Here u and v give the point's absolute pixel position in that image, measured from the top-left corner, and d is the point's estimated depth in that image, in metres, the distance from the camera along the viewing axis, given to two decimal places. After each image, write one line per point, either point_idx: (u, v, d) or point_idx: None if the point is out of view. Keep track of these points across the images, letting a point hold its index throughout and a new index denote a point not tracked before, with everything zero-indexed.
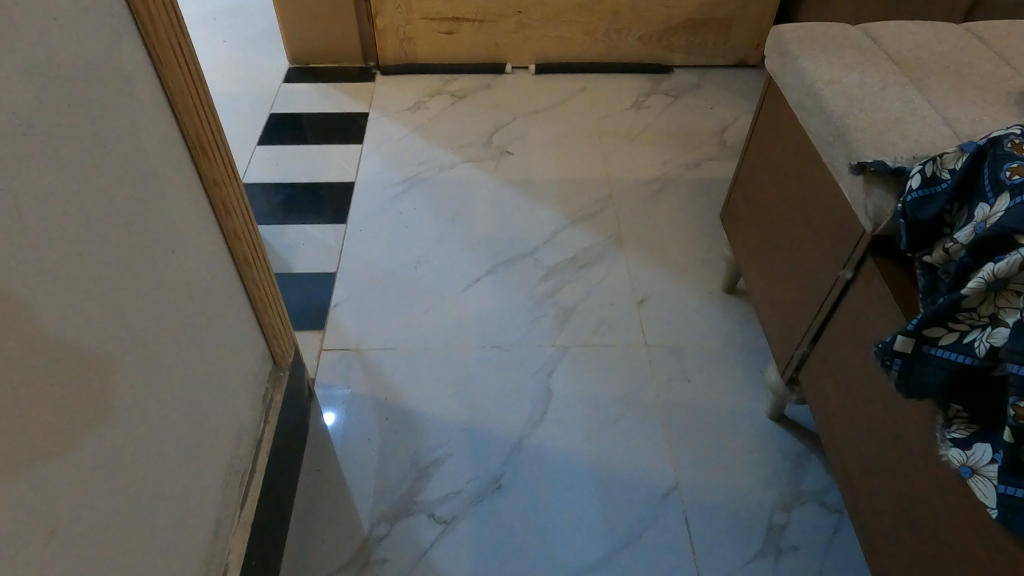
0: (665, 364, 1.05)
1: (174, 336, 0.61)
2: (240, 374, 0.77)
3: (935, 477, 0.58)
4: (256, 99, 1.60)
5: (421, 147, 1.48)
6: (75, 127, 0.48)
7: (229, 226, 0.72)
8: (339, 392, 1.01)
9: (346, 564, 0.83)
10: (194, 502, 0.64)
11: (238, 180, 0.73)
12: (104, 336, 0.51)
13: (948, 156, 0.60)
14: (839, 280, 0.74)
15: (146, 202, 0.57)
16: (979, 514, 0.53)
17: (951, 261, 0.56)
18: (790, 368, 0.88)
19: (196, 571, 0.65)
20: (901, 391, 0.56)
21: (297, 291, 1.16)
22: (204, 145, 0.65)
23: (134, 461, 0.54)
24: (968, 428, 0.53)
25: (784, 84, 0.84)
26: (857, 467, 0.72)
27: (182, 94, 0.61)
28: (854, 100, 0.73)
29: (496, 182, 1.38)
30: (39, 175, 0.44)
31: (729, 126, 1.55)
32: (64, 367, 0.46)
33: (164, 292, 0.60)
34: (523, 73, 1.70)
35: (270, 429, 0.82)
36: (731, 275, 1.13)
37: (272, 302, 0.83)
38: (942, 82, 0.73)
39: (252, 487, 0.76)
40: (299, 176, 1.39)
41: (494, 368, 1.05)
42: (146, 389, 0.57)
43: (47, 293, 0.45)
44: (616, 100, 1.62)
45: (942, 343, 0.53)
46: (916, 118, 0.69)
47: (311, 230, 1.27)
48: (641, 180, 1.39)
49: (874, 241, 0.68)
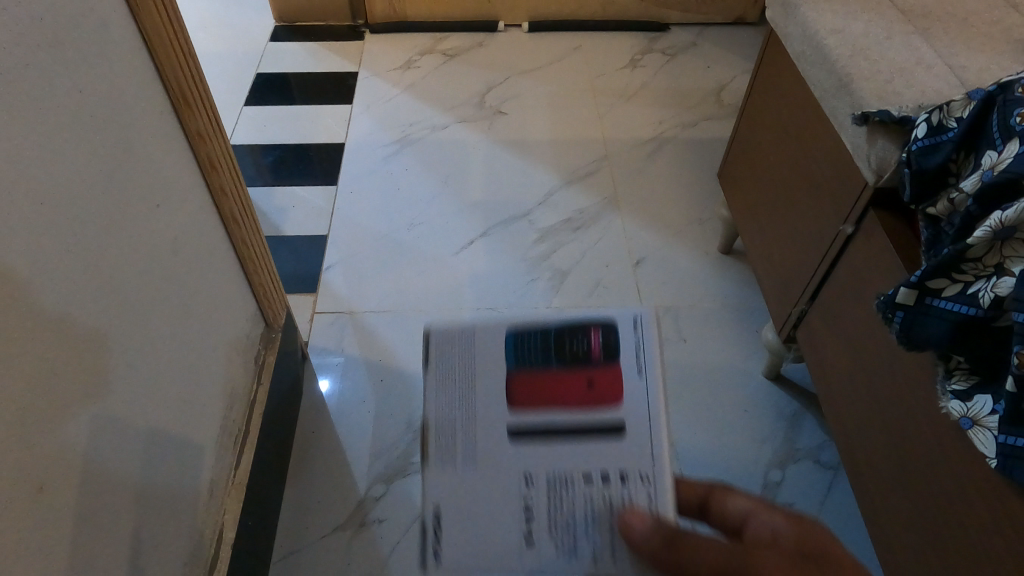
0: (661, 324, 1.05)
1: (162, 294, 0.60)
2: (231, 335, 0.75)
3: (933, 429, 0.58)
4: (241, 58, 1.55)
5: (412, 107, 1.44)
6: (49, 71, 0.46)
7: (215, 181, 0.70)
8: (333, 355, 1.00)
9: (342, 525, 0.83)
10: (188, 462, 0.64)
11: (223, 133, 0.70)
12: (89, 291, 0.50)
13: (956, 104, 0.58)
14: (840, 235, 0.73)
15: (127, 155, 0.55)
16: (977, 464, 0.53)
17: (957, 212, 0.55)
18: (787, 326, 0.88)
19: (191, 529, 0.64)
20: (901, 345, 0.56)
21: (288, 254, 1.14)
22: (187, 96, 0.63)
23: (123, 419, 0.53)
24: (969, 380, 0.53)
25: (786, 34, 0.81)
26: (855, 422, 0.72)
27: (161, 39, 0.58)
28: (858, 50, 0.70)
29: (489, 143, 1.36)
30: (12, 122, 0.42)
31: (726, 85, 1.52)
32: (48, 323, 0.45)
33: (150, 248, 0.58)
34: (516, 31, 1.66)
35: (263, 390, 0.81)
36: (728, 235, 1.12)
37: (262, 261, 0.81)
38: (948, 30, 0.71)
39: (246, 448, 0.76)
40: (288, 137, 1.36)
41: None
42: (133, 347, 0.55)
43: (26, 246, 0.43)
44: (611, 58, 1.58)
45: (945, 295, 0.52)
46: (921, 67, 0.67)
47: (301, 192, 1.25)
48: (637, 140, 1.37)
49: (876, 194, 0.67)
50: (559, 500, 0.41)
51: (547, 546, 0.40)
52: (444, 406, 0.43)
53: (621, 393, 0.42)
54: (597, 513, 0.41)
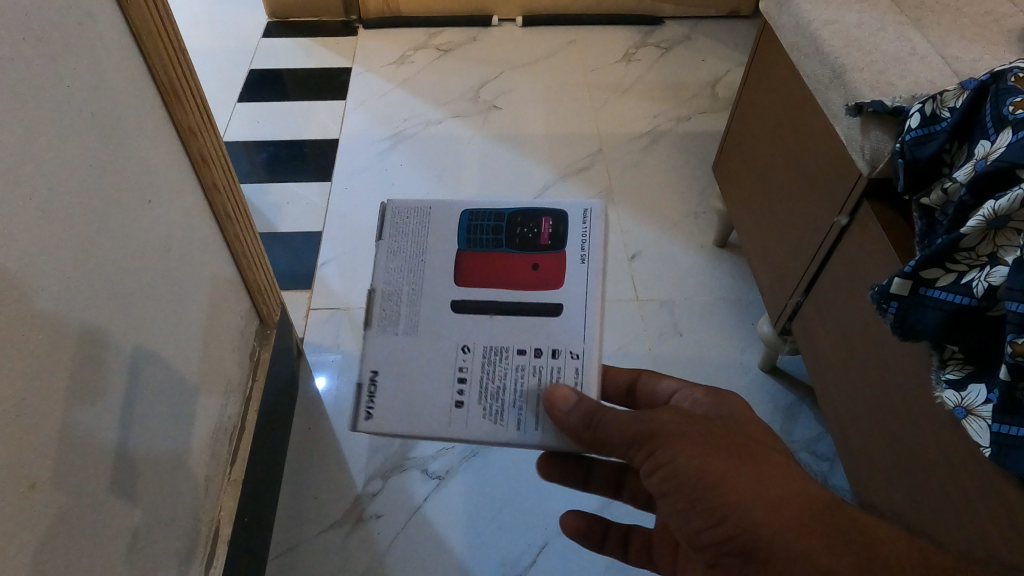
0: (657, 318, 1.05)
1: (155, 291, 0.60)
2: (226, 331, 0.75)
3: (928, 419, 0.58)
4: (234, 54, 1.55)
5: (407, 102, 1.44)
6: (38, 67, 0.45)
7: (208, 176, 0.69)
8: (329, 351, 1.00)
9: (340, 520, 0.83)
10: (183, 459, 0.64)
11: (215, 128, 0.70)
12: (81, 289, 0.49)
13: (949, 94, 0.58)
14: (835, 226, 0.73)
15: (118, 150, 0.55)
16: (971, 453, 0.53)
17: (950, 202, 0.55)
18: (783, 318, 0.88)
19: (187, 526, 0.64)
20: (895, 335, 0.56)
21: (283, 250, 1.14)
22: (178, 91, 0.63)
23: (116, 417, 0.53)
24: (964, 369, 0.53)
25: (779, 26, 0.81)
26: (851, 414, 0.72)
27: (151, 34, 0.58)
28: (852, 41, 0.70)
29: (484, 137, 1.35)
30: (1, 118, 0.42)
31: (720, 78, 1.51)
32: (41, 320, 0.45)
33: (143, 244, 0.58)
34: (510, 25, 1.66)
35: (259, 386, 0.81)
36: (723, 228, 1.12)
37: (255, 257, 0.81)
38: (942, 21, 0.71)
39: (242, 444, 0.75)
40: (281, 133, 1.35)
41: None
42: (126, 344, 0.55)
43: (16, 244, 0.43)
44: (606, 52, 1.58)
45: (940, 285, 0.52)
46: (915, 58, 0.67)
47: (295, 188, 1.24)
48: (631, 134, 1.37)
49: (871, 185, 0.67)
50: (492, 370, 0.47)
51: (476, 408, 0.47)
52: (392, 282, 0.50)
53: (560, 277, 0.49)
54: (525, 381, 0.47)
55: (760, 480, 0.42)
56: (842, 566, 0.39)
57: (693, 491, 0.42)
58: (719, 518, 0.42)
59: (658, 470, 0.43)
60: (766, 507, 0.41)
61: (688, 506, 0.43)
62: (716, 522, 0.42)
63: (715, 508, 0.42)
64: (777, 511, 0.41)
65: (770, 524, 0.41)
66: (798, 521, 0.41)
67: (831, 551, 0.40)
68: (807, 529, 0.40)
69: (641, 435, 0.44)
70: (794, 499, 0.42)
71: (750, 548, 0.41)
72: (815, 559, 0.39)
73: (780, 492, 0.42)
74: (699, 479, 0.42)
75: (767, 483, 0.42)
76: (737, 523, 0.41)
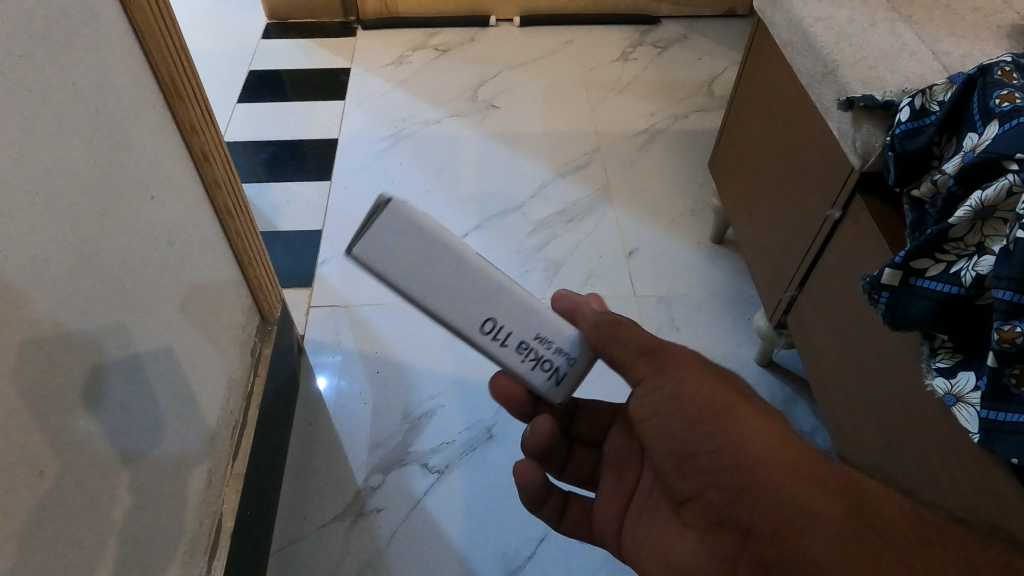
0: (655, 314, 1.06)
1: (157, 286, 0.61)
2: (227, 326, 0.76)
3: (921, 408, 0.59)
4: (233, 56, 1.56)
5: (405, 102, 1.45)
6: (42, 63, 0.46)
7: (209, 173, 0.70)
8: (328, 347, 1.01)
9: (340, 514, 0.84)
10: (185, 452, 0.65)
11: (215, 125, 0.71)
12: (84, 282, 0.50)
13: (938, 88, 0.59)
14: (828, 220, 0.74)
15: (121, 146, 0.56)
16: (962, 439, 0.54)
17: (940, 193, 0.56)
18: (779, 312, 0.89)
19: (189, 519, 0.65)
20: (887, 324, 0.56)
21: (283, 249, 1.15)
22: (179, 88, 0.64)
23: (118, 409, 0.54)
24: (953, 357, 0.54)
25: (773, 23, 0.82)
26: (846, 405, 0.73)
27: (152, 31, 0.59)
28: (844, 37, 0.71)
29: (483, 136, 1.36)
30: (6, 114, 0.43)
31: (717, 77, 1.52)
32: (44, 314, 0.46)
33: (145, 240, 0.59)
34: (508, 25, 1.67)
35: (260, 382, 0.81)
36: (720, 225, 1.13)
37: (256, 253, 0.82)
38: (932, 17, 0.72)
39: (244, 438, 0.76)
40: (281, 134, 1.36)
41: None
42: (130, 338, 0.56)
43: (20, 236, 0.44)
44: (603, 52, 1.59)
45: (929, 274, 0.53)
46: (905, 53, 0.68)
47: (295, 187, 1.25)
48: (628, 133, 1.38)
49: (862, 178, 0.68)
50: None
51: None
52: None
53: None
54: None
55: (755, 421, 0.46)
56: (830, 513, 0.41)
57: (692, 418, 0.47)
58: (717, 445, 0.46)
59: (658, 389, 0.48)
60: (767, 446, 0.45)
61: (689, 432, 0.47)
62: (712, 449, 0.46)
63: (716, 433, 0.46)
64: (773, 453, 0.44)
65: (766, 460, 0.44)
66: (793, 465, 0.44)
67: (822, 497, 0.42)
68: (804, 475, 0.43)
69: (658, 361, 0.48)
70: (792, 453, 0.44)
71: (745, 478, 0.44)
72: (800, 500, 0.42)
73: (777, 436, 0.45)
74: (696, 405, 0.47)
75: (763, 424, 0.46)
76: (731, 454, 0.45)
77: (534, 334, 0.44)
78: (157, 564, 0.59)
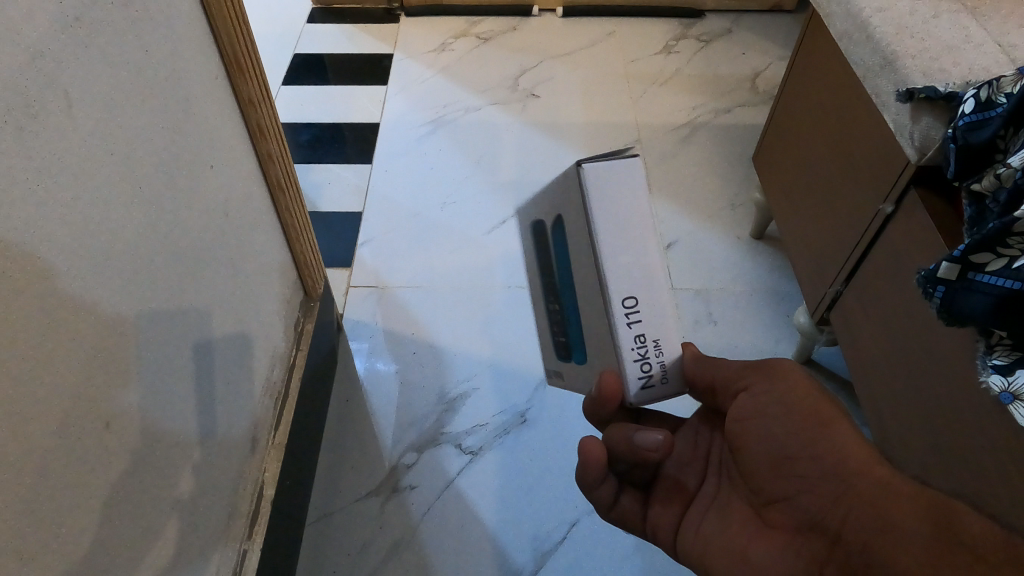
0: (692, 307, 1.05)
1: (212, 252, 0.62)
2: (274, 298, 0.78)
3: (975, 407, 0.58)
4: (279, 39, 1.58)
5: (445, 88, 1.46)
6: (117, 29, 0.48)
7: (264, 147, 0.72)
8: (366, 325, 1.03)
9: (374, 491, 0.85)
10: (232, 417, 0.66)
11: (271, 100, 0.72)
12: (148, 246, 0.52)
13: (1006, 80, 0.58)
14: (879, 214, 0.73)
15: (186, 115, 0.57)
16: (1017, 438, 0.53)
17: (1003, 187, 0.55)
18: (821, 308, 0.88)
19: (232, 484, 0.67)
20: (942, 320, 0.56)
21: (324, 228, 1.16)
22: (239, 62, 0.65)
23: (172, 370, 0.56)
24: (1011, 355, 0.52)
25: (828, 14, 0.81)
26: (890, 403, 0.72)
27: (218, 4, 0.60)
28: (904, 28, 0.70)
29: (523, 124, 1.37)
30: (83, 76, 0.44)
31: (761, 72, 1.50)
32: (112, 275, 0.48)
33: (202, 205, 0.60)
34: (550, 16, 1.66)
35: (302, 355, 0.83)
36: (761, 219, 1.12)
37: (302, 228, 0.83)
38: (999, 9, 0.70)
39: (286, 409, 0.78)
40: (324, 116, 1.38)
41: (481, 305, 1.06)
42: (185, 303, 0.57)
43: (92, 195, 0.45)
44: (645, 44, 1.58)
45: (989, 269, 0.52)
46: (970, 45, 0.66)
47: (337, 169, 1.27)
48: (669, 125, 1.37)
49: (919, 171, 0.66)
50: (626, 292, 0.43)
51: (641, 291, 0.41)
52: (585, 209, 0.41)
53: None
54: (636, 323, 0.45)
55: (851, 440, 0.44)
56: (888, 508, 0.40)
57: (773, 454, 0.46)
58: (799, 489, 0.44)
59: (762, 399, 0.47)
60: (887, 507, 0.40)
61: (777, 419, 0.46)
62: (788, 492, 0.45)
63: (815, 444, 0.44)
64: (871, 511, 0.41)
65: (857, 515, 0.41)
66: (891, 521, 0.40)
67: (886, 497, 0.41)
68: (905, 538, 0.39)
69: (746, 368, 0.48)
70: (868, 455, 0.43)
71: (820, 525, 0.43)
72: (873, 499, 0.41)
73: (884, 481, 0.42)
74: (791, 418, 0.45)
75: (861, 451, 0.43)
76: (811, 498, 0.44)
77: (656, 338, 0.41)
78: (202, 524, 0.61)
